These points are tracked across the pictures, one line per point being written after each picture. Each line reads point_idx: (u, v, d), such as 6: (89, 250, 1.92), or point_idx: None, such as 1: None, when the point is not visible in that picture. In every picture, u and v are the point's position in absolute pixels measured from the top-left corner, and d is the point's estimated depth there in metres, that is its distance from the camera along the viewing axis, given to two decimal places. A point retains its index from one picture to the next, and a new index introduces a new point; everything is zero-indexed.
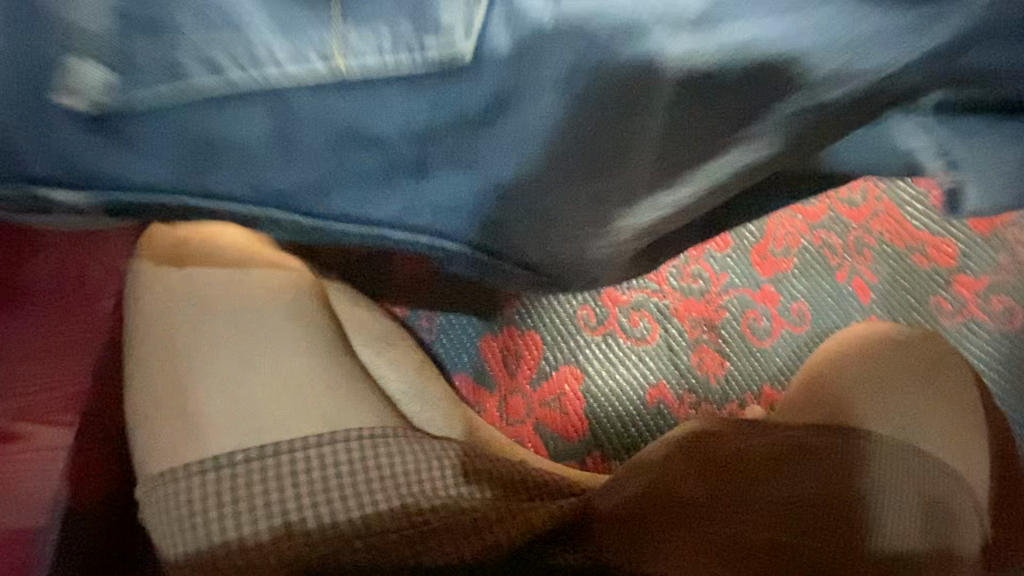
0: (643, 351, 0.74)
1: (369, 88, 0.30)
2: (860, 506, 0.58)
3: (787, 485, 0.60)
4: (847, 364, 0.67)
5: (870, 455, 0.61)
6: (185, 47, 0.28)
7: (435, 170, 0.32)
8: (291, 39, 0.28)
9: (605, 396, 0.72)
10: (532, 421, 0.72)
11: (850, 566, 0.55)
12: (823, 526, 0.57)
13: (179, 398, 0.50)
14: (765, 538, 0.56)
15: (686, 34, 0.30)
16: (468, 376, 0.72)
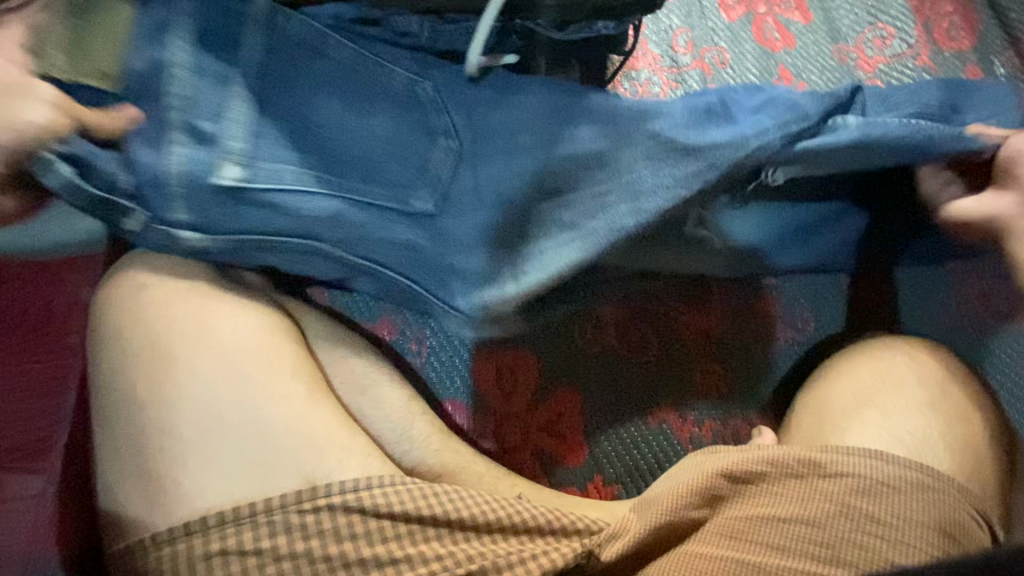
0: (644, 367, 0.71)
1: (364, 225, 0.55)
2: (884, 530, 0.50)
3: (800, 504, 0.52)
4: (855, 371, 0.63)
5: (904, 470, 0.52)
6: (254, 197, 0.52)
7: (411, 256, 0.57)
8: (311, 206, 0.53)
9: (603, 416, 0.69)
10: (530, 447, 0.69)
11: None
12: (834, 544, 0.50)
13: (147, 451, 0.49)
14: (769, 559, 0.50)
15: (568, 196, 0.56)
16: (459, 401, 0.70)
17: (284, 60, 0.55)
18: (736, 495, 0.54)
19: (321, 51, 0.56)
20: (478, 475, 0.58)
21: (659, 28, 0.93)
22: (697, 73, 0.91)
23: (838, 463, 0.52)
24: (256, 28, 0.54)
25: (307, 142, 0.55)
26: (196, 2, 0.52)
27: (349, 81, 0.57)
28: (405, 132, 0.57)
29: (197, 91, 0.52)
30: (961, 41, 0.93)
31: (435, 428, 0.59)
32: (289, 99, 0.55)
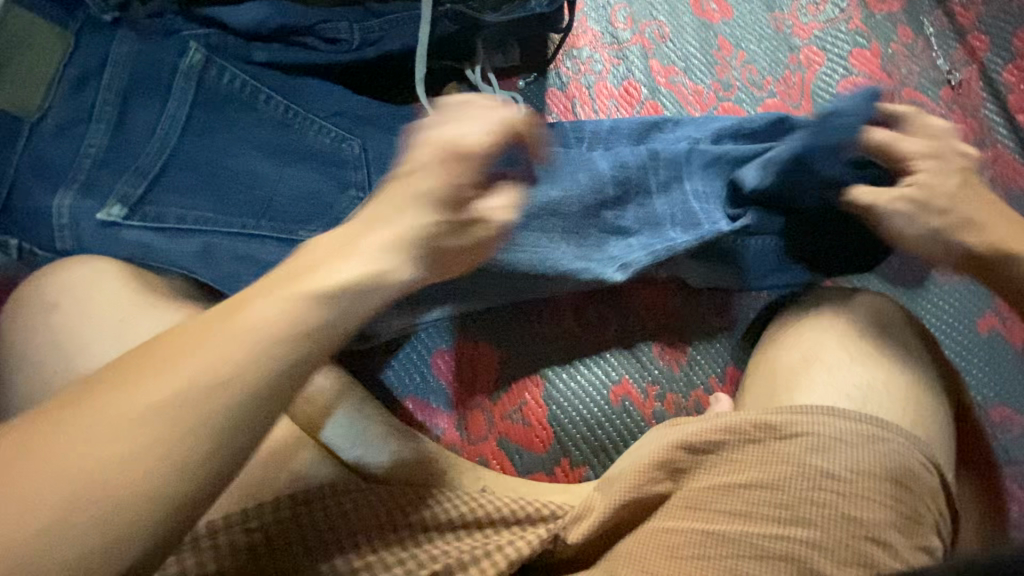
0: (603, 347, 0.70)
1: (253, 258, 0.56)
2: (835, 484, 0.50)
3: (760, 470, 0.52)
4: (808, 331, 0.63)
5: (858, 424, 0.53)
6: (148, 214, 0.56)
7: None
8: (200, 231, 0.56)
9: (565, 400, 0.68)
10: (494, 437, 0.67)
11: (819, 547, 0.48)
12: (793, 505, 0.50)
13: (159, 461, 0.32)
14: (735, 526, 0.50)
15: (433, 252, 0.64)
16: (417, 397, 0.68)
17: (209, 107, 0.61)
18: (697, 466, 0.54)
19: (253, 99, 0.62)
20: (440, 475, 0.56)
21: (597, 6, 0.92)
22: (638, 49, 0.89)
23: (799, 423, 0.53)
24: (184, 73, 0.60)
25: (210, 175, 0.59)
26: (128, 51, 0.60)
27: (274, 125, 0.62)
28: (305, 172, 0.62)
29: (124, 140, 0.58)
30: (889, 5, 0.95)
31: (392, 430, 0.57)
32: (204, 140, 0.60)
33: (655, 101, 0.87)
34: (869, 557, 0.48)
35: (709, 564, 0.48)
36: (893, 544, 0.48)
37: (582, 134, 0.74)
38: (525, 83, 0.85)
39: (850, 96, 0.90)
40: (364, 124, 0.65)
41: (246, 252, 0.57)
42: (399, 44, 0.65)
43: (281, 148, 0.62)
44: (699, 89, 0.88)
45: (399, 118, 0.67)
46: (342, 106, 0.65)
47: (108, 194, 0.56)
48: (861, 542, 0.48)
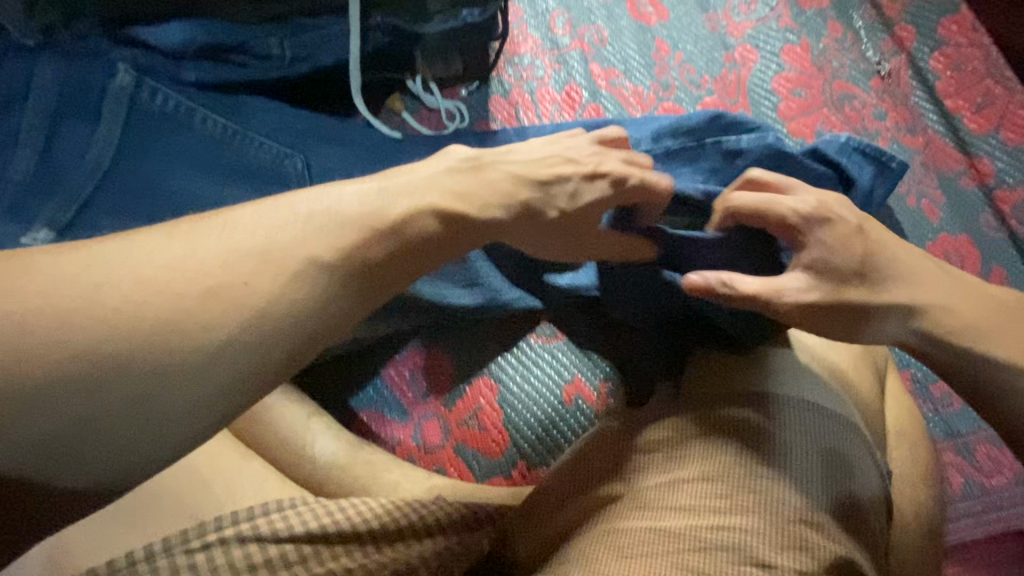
0: (556, 348, 0.71)
1: None
2: (769, 469, 0.51)
3: (700, 462, 0.53)
4: None
5: (791, 409, 0.54)
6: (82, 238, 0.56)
7: None
8: None
9: (519, 401, 0.68)
10: (451, 445, 0.67)
11: (757, 535, 0.48)
12: (732, 493, 0.51)
13: (126, 429, 0.32)
14: (677, 520, 0.50)
15: None
16: (369, 408, 0.68)
17: (142, 127, 0.60)
18: (640, 464, 0.55)
19: (188, 118, 0.62)
20: (392, 484, 0.56)
21: (536, 12, 0.94)
22: (577, 53, 0.92)
23: (749, 408, 0.55)
24: (115, 94, 0.60)
25: (145, 195, 0.59)
26: (54, 73, 0.59)
27: (211, 143, 0.62)
28: (244, 188, 0.61)
29: (54, 163, 0.57)
30: (819, 2, 0.98)
31: (340, 442, 0.57)
32: (139, 160, 0.60)
33: (597, 104, 0.89)
34: (805, 539, 0.48)
35: (653, 560, 0.48)
36: (828, 526, 0.49)
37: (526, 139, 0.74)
38: (468, 92, 0.86)
39: (784, 91, 0.93)
40: (305, 137, 0.65)
41: None
42: (333, 57, 0.66)
43: (218, 166, 0.62)
44: (638, 90, 0.90)
45: (339, 130, 0.67)
46: (282, 121, 0.65)
47: (38, 218, 0.55)
48: (795, 526, 0.48)
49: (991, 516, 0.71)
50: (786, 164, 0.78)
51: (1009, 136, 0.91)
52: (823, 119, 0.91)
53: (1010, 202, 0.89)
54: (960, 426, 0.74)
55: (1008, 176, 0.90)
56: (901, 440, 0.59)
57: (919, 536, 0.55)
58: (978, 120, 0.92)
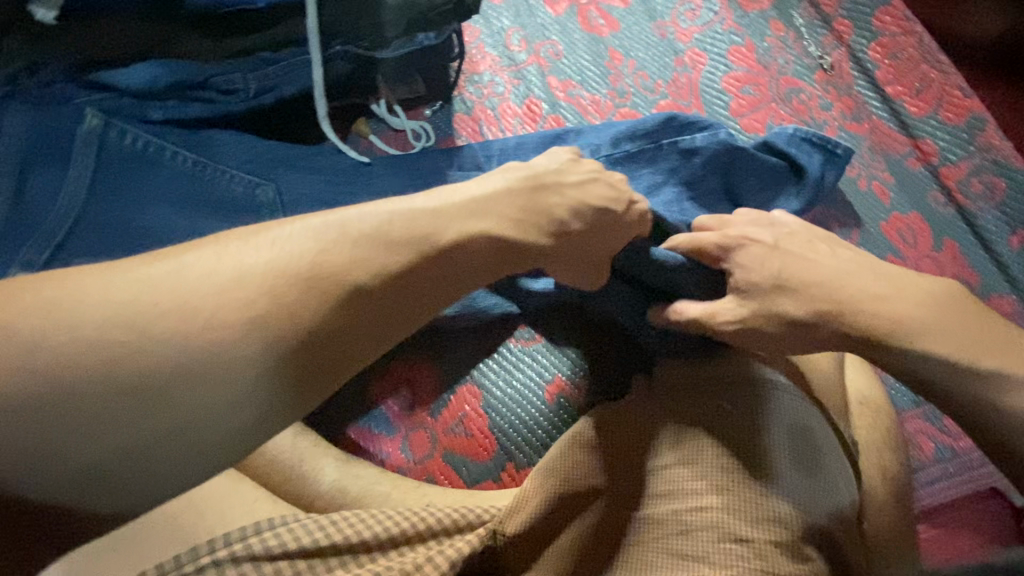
0: (535, 350, 0.73)
1: None
2: (741, 447, 0.55)
3: (676, 449, 0.56)
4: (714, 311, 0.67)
5: (759, 389, 0.57)
6: None
7: None
8: None
9: (503, 405, 0.70)
10: (440, 454, 0.68)
11: (734, 512, 0.51)
12: (708, 475, 0.54)
13: (163, 413, 0.35)
14: (660, 508, 0.54)
15: None
16: (355, 427, 0.69)
17: (114, 168, 0.62)
18: (623, 457, 0.58)
19: (159, 155, 0.63)
20: (384, 496, 0.57)
21: (492, 32, 0.97)
22: (534, 68, 0.95)
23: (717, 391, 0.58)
24: (85, 137, 0.61)
25: (119, 233, 0.60)
26: (22, 120, 0.60)
27: (183, 178, 0.64)
28: (219, 219, 0.63)
29: (27, 209, 0.58)
30: (760, 4, 1.04)
31: (330, 458, 0.58)
32: (112, 200, 0.61)
33: (557, 114, 0.92)
34: (776, 511, 0.51)
35: (642, 549, 0.53)
36: (799, 496, 0.52)
37: (491, 152, 0.77)
38: (431, 111, 0.89)
39: (734, 90, 0.97)
40: (273, 166, 0.67)
41: None
42: (297, 87, 0.67)
43: (191, 199, 0.63)
44: (596, 98, 0.94)
45: (307, 157, 0.69)
46: (250, 151, 0.66)
47: (14, 264, 0.56)
48: (768, 499, 0.52)
49: (962, 477, 0.75)
50: (738, 159, 0.82)
51: (948, 116, 0.96)
52: (772, 114, 0.96)
53: (956, 178, 0.94)
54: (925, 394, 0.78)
55: (952, 154, 0.95)
56: (865, 409, 0.62)
57: (890, 498, 0.58)
58: (917, 104, 0.97)
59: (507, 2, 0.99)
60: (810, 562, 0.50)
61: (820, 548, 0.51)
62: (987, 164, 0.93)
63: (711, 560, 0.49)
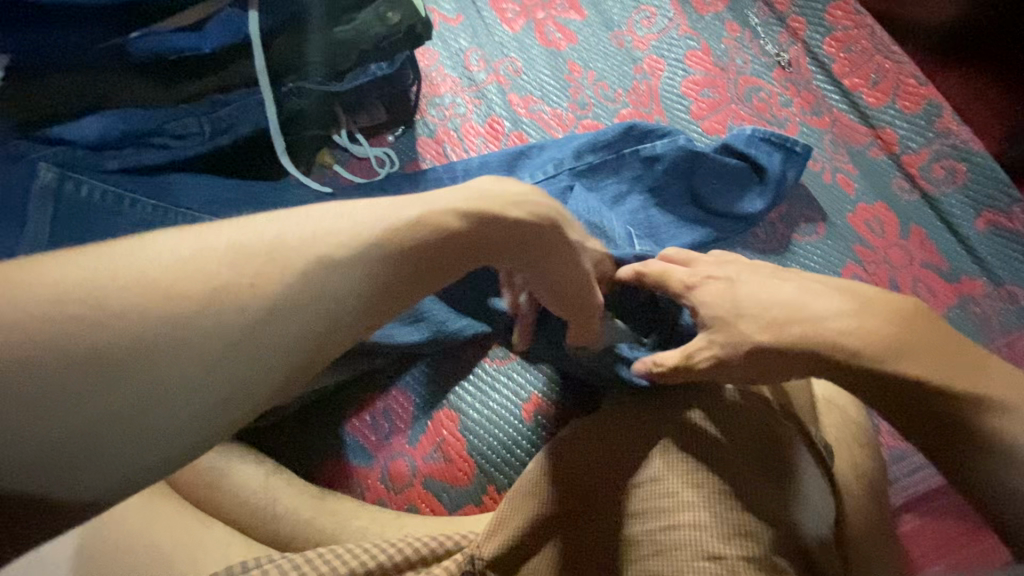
0: (510, 368, 0.73)
1: None
2: (710, 462, 0.55)
3: (647, 466, 0.56)
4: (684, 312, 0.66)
5: (723, 398, 0.58)
6: None
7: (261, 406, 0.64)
8: None
9: (481, 426, 0.70)
10: (420, 482, 0.68)
11: (705, 527, 0.52)
12: (679, 491, 0.54)
13: (145, 387, 0.31)
14: (634, 528, 0.54)
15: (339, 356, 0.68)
16: (331, 465, 0.68)
17: (73, 221, 0.61)
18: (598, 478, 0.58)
19: (117, 204, 0.63)
20: (360, 530, 0.56)
21: (450, 53, 0.98)
22: (494, 86, 0.96)
23: (684, 406, 0.58)
24: (42, 192, 0.61)
25: None
26: None
27: (142, 225, 0.63)
28: None
29: None
30: (715, 6, 1.05)
31: (304, 497, 0.57)
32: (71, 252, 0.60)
33: (520, 131, 0.93)
34: (744, 523, 0.52)
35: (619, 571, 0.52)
36: (764, 507, 0.53)
37: (455, 173, 0.79)
38: (394, 136, 0.89)
39: (693, 93, 0.98)
40: (235, 204, 0.66)
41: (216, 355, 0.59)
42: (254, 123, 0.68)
43: None
44: (557, 112, 0.95)
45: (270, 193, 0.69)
46: (211, 193, 0.66)
47: None
48: (741, 513, 0.52)
49: None
50: (700, 163, 0.83)
51: (906, 104, 0.97)
52: (732, 114, 0.97)
53: (918, 164, 0.94)
54: None
55: (912, 141, 0.96)
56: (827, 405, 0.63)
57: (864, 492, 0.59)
58: (875, 94, 0.98)
59: (463, 24, 1.01)
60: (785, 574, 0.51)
61: (793, 557, 0.52)
62: (949, 148, 0.94)
63: None
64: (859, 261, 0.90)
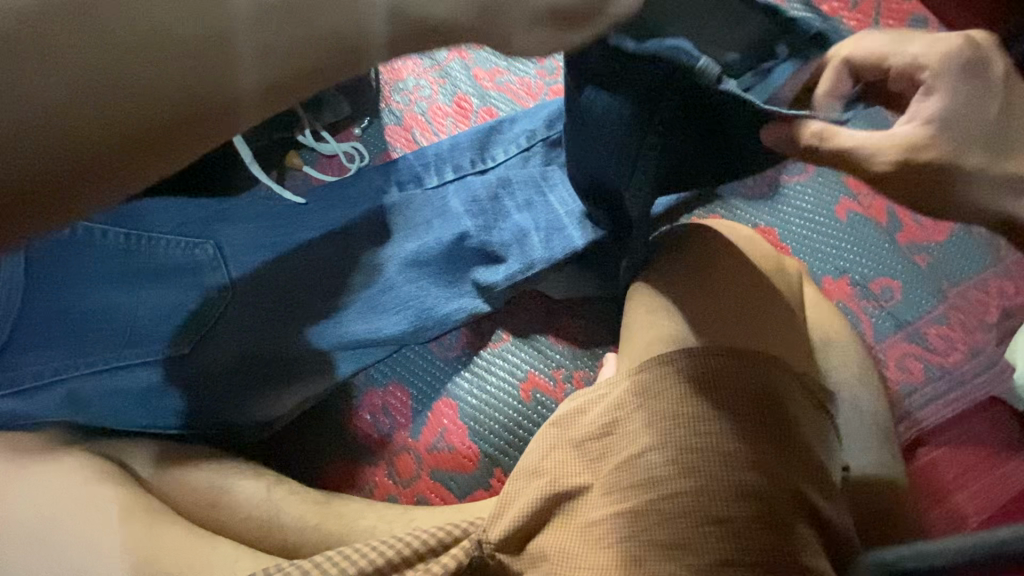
0: (505, 349, 0.72)
1: (166, 410, 0.60)
2: (711, 425, 0.53)
3: (646, 434, 0.55)
4: (687, 260, 0.64)
5: (713, 359, 0.56)
6: (8, 370, 0.55)
7: (240, 429, 0.64)
8: (60, 366, 0.56)
9: (481, 412, 0.69)
10: (427, 473, 0.67)
11: (707, 492, 0.51)
12: (679, 458, 0.53)
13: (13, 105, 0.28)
14: (641, 499, 0.52)
15: (305, 362, 0.66)
16: (335, 468, 0.68)
17: (46, 267, 0.57)
18: (600, 453, 0.57)
19: (90, 237, 0.59)
20: (369, 530, 0.57)
21: None
22: (457, 62, 0.92)
23: (680, 373, 0.56)
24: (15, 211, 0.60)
25: (74, 320, 0.57)
26: None
27: (123, 253, 0.60)
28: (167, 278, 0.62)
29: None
30: None
31: (309, 504, 0.58)
32: (60, 278, 0.57)
33: (488, 105, 0.90)
34: (747, 485, 0.51)
35: (631, 543, 0.51)
36: (767, 465, 0.52)
37: (427, 159, 0.75)
38: (361, 129, 0.87)
39: None
40: (213, 222, 0.65)
41: (179, 371, 0.60)
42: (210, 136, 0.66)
43: (141, 271, 0.61)
44: (526, 81, 0.91)
45: (250, 206, 0.68)
46: (183, 212, 0.64)
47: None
48: (741, 474, 0.52)
49: (958, 393, 0.74)
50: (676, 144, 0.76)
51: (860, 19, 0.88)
52: None
53: None
54: (906, 315, 0.76)
55: None
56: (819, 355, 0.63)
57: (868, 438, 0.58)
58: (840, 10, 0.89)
59: None
60: (787, 530, 0.51)
61: (793, 512, 0.52)
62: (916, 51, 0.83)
63: (693, 547, 0.50)
64: (854, 195, 0.81)
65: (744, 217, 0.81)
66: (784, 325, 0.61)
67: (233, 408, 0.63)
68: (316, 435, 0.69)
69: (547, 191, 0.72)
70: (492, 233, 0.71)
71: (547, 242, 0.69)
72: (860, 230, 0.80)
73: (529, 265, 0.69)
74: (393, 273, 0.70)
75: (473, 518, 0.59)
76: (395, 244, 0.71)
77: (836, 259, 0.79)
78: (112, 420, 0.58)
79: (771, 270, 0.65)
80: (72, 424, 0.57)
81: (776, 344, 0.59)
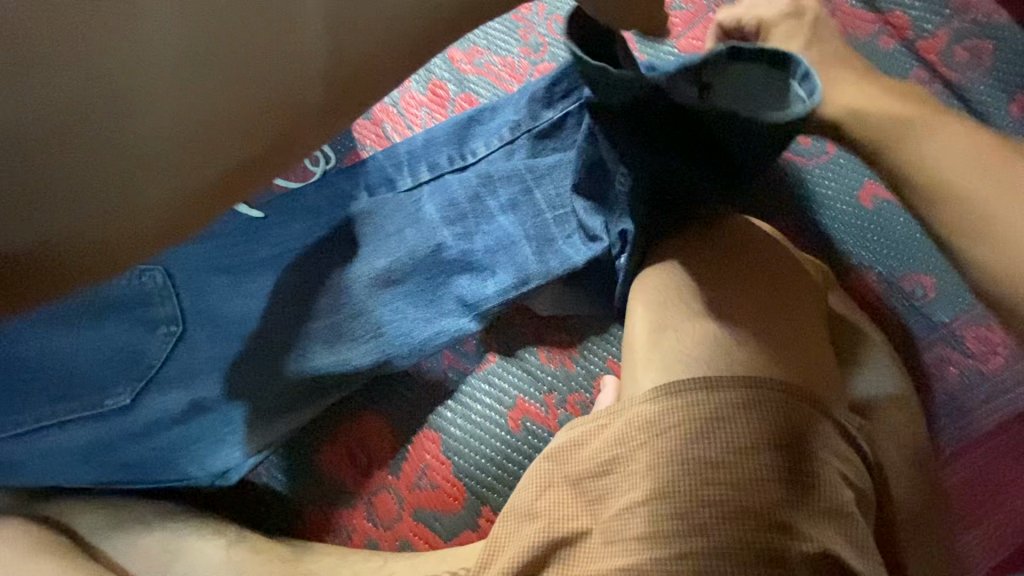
0: (492, 372, 0.65)
1: (112, 463, 0.54)
2: (728, 474, 0.46)
3: (651, 481, 0.48)
4: (697, 267, 0.55)
5: (729, 390, 0.49)
6: None
7: (203, 474, 0.58)
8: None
9: (467, 444, 0.63)
10: (409, 514, 0.62)
11: (722, 553, 0.45)
12: (690, 512, 0.46)
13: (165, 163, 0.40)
14: (645, 560, 0.46)
15: (267, 400, 0.59)
16: (310, 510, 0.62)
17: None
18: (599, 496, 0.50)
19: None
20: None
21: None
22: None
23: (692, 410, 0.48)
24: None
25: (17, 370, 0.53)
26: None
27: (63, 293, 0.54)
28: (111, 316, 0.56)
29: None
30: None
31: (273, 563, 0.54)
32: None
33: (467, 92, 0.80)
34: (767, 545, 0.45)
35: None
36: (792, 522, 0.46)
37: (399, 157, 0.67)
38: None
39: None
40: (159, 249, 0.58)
41: (125, 420, 0.55)
42: None
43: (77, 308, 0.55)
44: (508, 61, 0.81)
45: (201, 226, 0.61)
46: None
47: None
48: (761, 534, 0.45)
49: (998, 402, 0.66)
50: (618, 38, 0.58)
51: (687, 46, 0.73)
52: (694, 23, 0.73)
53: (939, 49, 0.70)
54: (940, 315, 0.68)
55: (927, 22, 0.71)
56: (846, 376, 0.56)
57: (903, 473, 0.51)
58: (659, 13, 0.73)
59: None
60: None
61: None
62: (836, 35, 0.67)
63: None
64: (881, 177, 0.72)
65: (758, 211, 0.72)
66: (807, 344, 0.53)
67: (190, 452, 0.57)
68: (289, 473, 0.63)
69: (531, 189, 0.64)
70: (474, 243, 0.63)
71: (540, 249, 0.62)
72: (887, 219, 0.71)
73: (523, 279, 0.62)
74: (365, 296, 0.62)
75: (456, 569, 0.53)
76: (364, 260, 0.62)
77: (860, 251, 0.70)
78: (53, 479, 0.53)
79: (792, 275, 0.57)
80: (7, 486, 0.53)
81: (801, 368, 0.52)
